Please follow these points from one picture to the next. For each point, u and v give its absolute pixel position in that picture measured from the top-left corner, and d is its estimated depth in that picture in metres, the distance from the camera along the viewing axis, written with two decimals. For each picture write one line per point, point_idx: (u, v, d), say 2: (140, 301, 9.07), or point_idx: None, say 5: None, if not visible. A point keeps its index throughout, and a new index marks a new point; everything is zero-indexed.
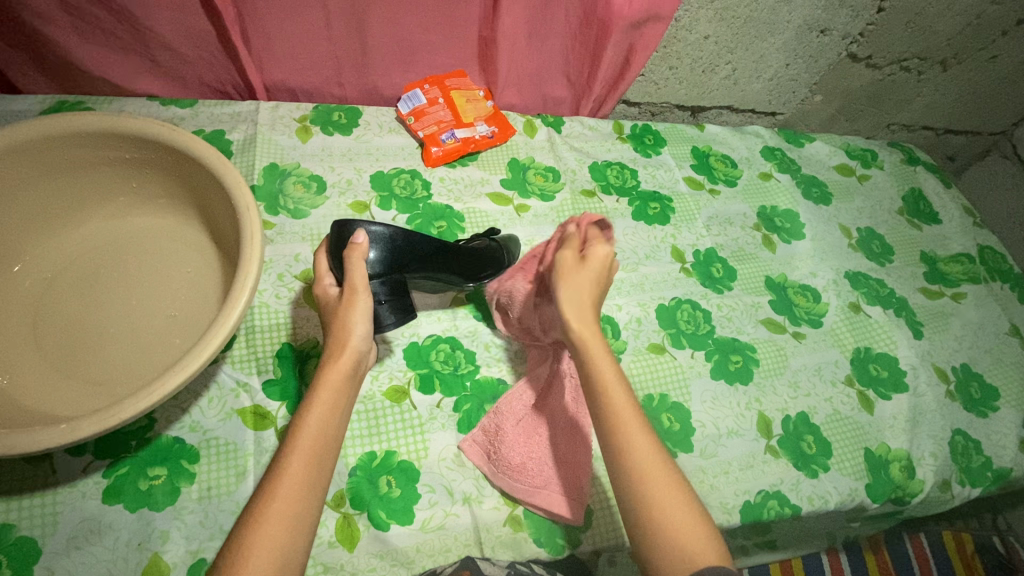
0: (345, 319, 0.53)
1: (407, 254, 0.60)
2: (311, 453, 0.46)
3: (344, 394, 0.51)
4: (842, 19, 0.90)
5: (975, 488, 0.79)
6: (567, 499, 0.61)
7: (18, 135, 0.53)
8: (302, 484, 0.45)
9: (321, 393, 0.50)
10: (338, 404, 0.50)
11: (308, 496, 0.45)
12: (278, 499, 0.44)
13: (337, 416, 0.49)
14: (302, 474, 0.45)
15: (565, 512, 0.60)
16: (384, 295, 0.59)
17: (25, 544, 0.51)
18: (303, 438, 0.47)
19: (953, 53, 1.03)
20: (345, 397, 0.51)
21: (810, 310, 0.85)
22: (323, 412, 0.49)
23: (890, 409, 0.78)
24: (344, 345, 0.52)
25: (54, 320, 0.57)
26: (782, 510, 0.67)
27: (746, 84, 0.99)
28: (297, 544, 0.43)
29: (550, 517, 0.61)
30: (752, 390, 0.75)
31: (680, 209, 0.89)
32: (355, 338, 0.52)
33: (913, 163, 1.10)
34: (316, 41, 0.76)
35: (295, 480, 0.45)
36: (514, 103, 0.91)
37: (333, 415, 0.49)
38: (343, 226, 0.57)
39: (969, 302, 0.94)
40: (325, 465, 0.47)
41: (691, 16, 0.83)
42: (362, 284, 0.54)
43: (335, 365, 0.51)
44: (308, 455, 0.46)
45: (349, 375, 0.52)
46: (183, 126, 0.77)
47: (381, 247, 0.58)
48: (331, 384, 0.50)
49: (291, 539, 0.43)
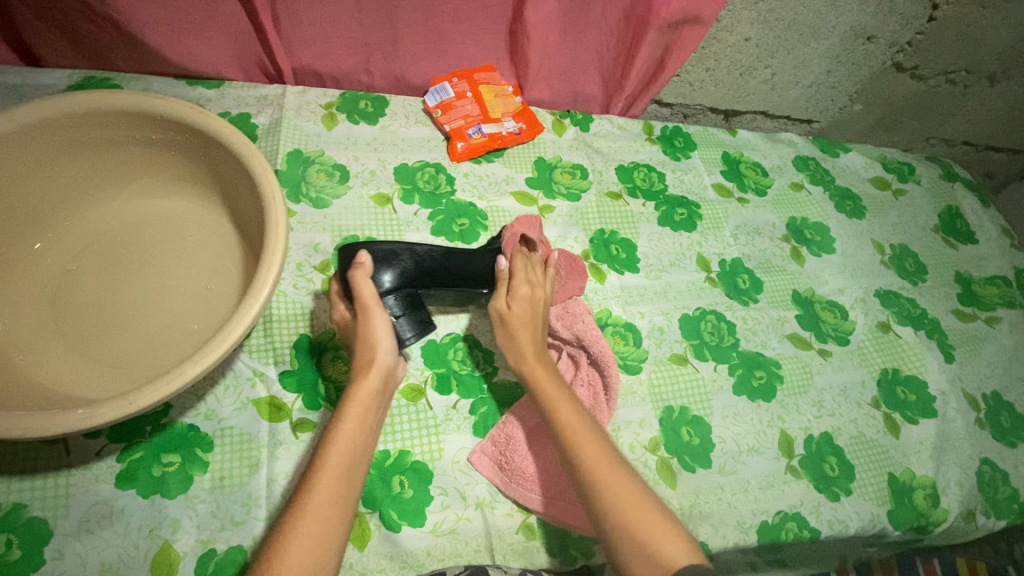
0: (370, 335, 0.54)
1: (421, 268, 0.61)
2: (340, 470, 0.47)
3: (372, 411, 0.51)
4: (890, 27, 0.87)
5: (999, 521, 0.77)
6: (577, 509, 0.60)
7: (45, 111, 0.52)
8: (331, 501, 0.45)
9: (350, 410, 0.50)
10: (366, 422, 0.50)
11: (335, 514, 0.45)
12: (308, 516, 0.44)
13: (366, 434, 0.50)
14: (331, 491, 0.45)
15: (573, 521, 0.59)
16: (401, 310, 0.59)
17: (36, 525, 0.50)
18: (334, 455, 0.47)
19: (1003, 67, 0.99)
20: (372, 413, 0.51)
21: (837, 327, 0.82)
22: (353, 429, 0.49)
23: (917, 434, 0.76)
24: (372, 362, 0.53)
25: (74, 300, 0.56)
26: (800, 532, 0.66)
27: (784, 90, 0.96)
28: (326, 562, 0.43)
29: (563, 527, 0.60)
30: (775, 408, 0.73)
31: (709, 217, 0.87)
32: (381, 356, 0.53)
33: (952, 180, 1.06)
34: (347, 27, 0.75)
35: (325, 497, 0.45)
36: (543, 98, 0.89)
37: (362, 432, 0.50)
38: (349, 250, 0.58)
39: (1003, 327, 0.91)
40: (353, 483, 0.47)
41: (734, 17, 0.80)
42: (372, 299, 0.54)
43: (362, 383, 0.52)
44: (337, 472, 0.47)
45: (378, 392, 0.52)
46: (209, 107, 0.76)
47: (390, 268, 0.59)
48: (359, 402, 0.51)
49: (321, 556, 0.43)
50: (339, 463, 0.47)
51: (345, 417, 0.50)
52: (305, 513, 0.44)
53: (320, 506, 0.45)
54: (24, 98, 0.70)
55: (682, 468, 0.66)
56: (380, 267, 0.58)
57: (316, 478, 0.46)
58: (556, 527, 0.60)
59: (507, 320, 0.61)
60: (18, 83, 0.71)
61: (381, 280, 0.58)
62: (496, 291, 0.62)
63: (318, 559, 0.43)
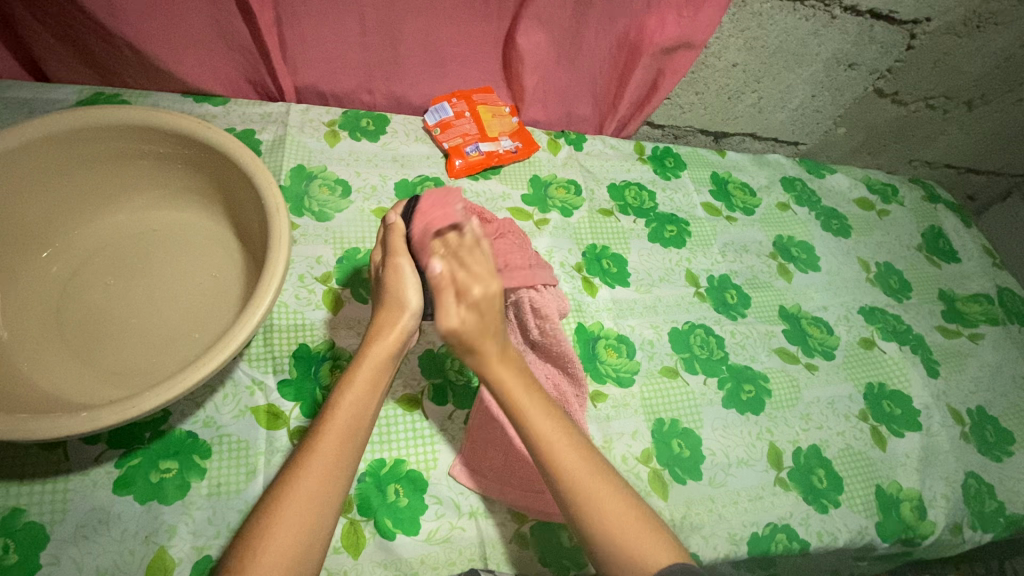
0: (398, 296, 0.56)
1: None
2: (345, 430, 0.49)
3: (383, 374, 0.53)
4: (871, 55, 0.91)
5: (986, 534, 0.78)
6: (557, 497, 0.62)
7: (62, 124, 0.54)
8: (333, 460, 0.47)
9: (363, 370, 0.52)
10: (377, 383, 0.52)
11: (335, 479, 0.47)
12: (308, 477, 0.46)
13: (375, 396, 0.52)
14: (334, 451, 0.48)
15: (557, 512, 0.61)
16: (438, 283, 0.59)
17: (32, 530, 0.51)
18: (341, 413, 0.50)
19: (980, 93, 1.03)
20: (384, 375, 0.53)
21: (824, 342, 0.84)
22: (363, 389, 0.51)
23: (903, 447, 0.78)
24: (394, 325, 0.55)
25: (78, 306, 0.57)
26: (790, 544, 0.66)
27: (771, 113, 1.00)
28: (322, 523, 0.45)
29: (555, 522, 0.61)
30: (764, 420, 0.74)
31: (698, 234, 0.89)
32: (403, 321, 0.55)
33: (934, 201, 1.09)
34: (351, 48, 0.78)
35: (327, 458, 0.47)
36: (539, 119, 0.92)
37: (371, 392, 0.52)
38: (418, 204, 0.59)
39: (986, 343, 0.94)
40: (356, 447, 0.49)
41: (721, 43, 0.84)
42: (403, 252, 0.57)
43: (380, 344, 0.54)
44: (343, 432, 0.49)
45: (392, 353, 0.54)
46: (215, 123, 0.79)
47: None
48: (372, 362, 0.53)
49: (316, 520, 0.45)
50: (345, 423, 0.49)
51: (356, 377, 0.52)
52: (306, 472, 0.46)
53: (322, 466, 0.47)
54: (34, 113, 0.72)
55: (673, 479, 0.67)
56: None
57: (320, 437, 0.48)
58: (543, 522, 0.62)
59: (464, 336, 0.48)
60: (29, 97, 0.73)
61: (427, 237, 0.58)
62: (442, 305, 0.47)
63: (312, 522, 0.45)
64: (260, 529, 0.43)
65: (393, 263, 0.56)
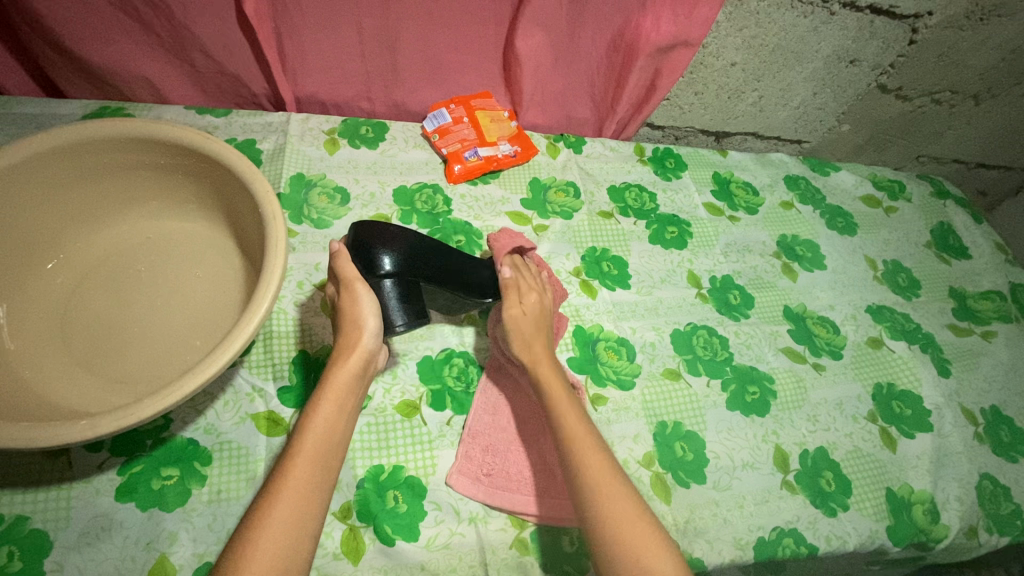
0: (355, 319, 0.57)
1: (423, 259, 0.62)
2: (316, 453, 0.50)
3: (350, 396, 0.55)
4: (873, 50, 0.90)
5: (1003, 537, 0.76)
6: (557, 501, 0.61)
7: (63, 136, 0.55)
8: (308, 484, 0.48)
9: (329, 395, 0.54)
10: (344, 406, 0.54)
11: (312, 503, 0.48)
12: (284, 501, 0.47)
13: (342, 420, 0.54)
14: (307, 475, 0.49)
15: (557, 515, 0.61)
16: (398, 295, 0.61)
17: (36, 537, 0.51)
18: (310, 437, 0.51)
19: (987, 87, 1.01)
20: (350, 399, 0.55)
21: (830, 342, 0.83)
22: (330, 413, 0.53)
23: (914, 448, 0.76)
24: (354, 347, 0.57)
25: (80, 317, 0.58)
26: (798, 548, 0.65)
27: (772, 111, 0.99)
28: (302, 546, 0.46)
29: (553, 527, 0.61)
30: (769, 422, 0.73)
31: (700, 234, 0.88)
32: (364, 341, 0.57)
33: (943, 197, 1.07)
34: (349, 56, 0.78)
35: (301, 481, 0.48)
36: (538, 123, 0.92)
37: (339, 416, 0.53)
38: (363, 228, 0.59)
39: (1000, 341, 0.92)
40: (328, 469, 0.50)
41: (719, 43, 0.84)
42: (355, 277, 0.58)
43: (345, 366, 0.56)
44: (314, 456, 0.50)
45: (357, 375, 0.56)
46: (217, 134, 0.79)
47: (397, 252, 0.60)
48: (338, 387, 0.55)
49: (293, 543, 0.46)
50: (315, 449, 0.50)
51: (324, 401, 0.53)
52: (280, 500, 0.47)
53: (297, 491, 0.48)
54: (41, 127, 0.73)
55: (677, 483, 0.66)
56: (386, 249, 0.59)
57: (292, 463, 0.49)
58: (543, 527, 0.61)
59: (523, 334, 0.64)
60: (36, 113, 0.74)
61: (384, 260, 0.59)
62: (509, 298, 0.65)
63: (291, 545, 0.46)
64: (238, 557, 0.44)
65: (349, 288, 0.58)
